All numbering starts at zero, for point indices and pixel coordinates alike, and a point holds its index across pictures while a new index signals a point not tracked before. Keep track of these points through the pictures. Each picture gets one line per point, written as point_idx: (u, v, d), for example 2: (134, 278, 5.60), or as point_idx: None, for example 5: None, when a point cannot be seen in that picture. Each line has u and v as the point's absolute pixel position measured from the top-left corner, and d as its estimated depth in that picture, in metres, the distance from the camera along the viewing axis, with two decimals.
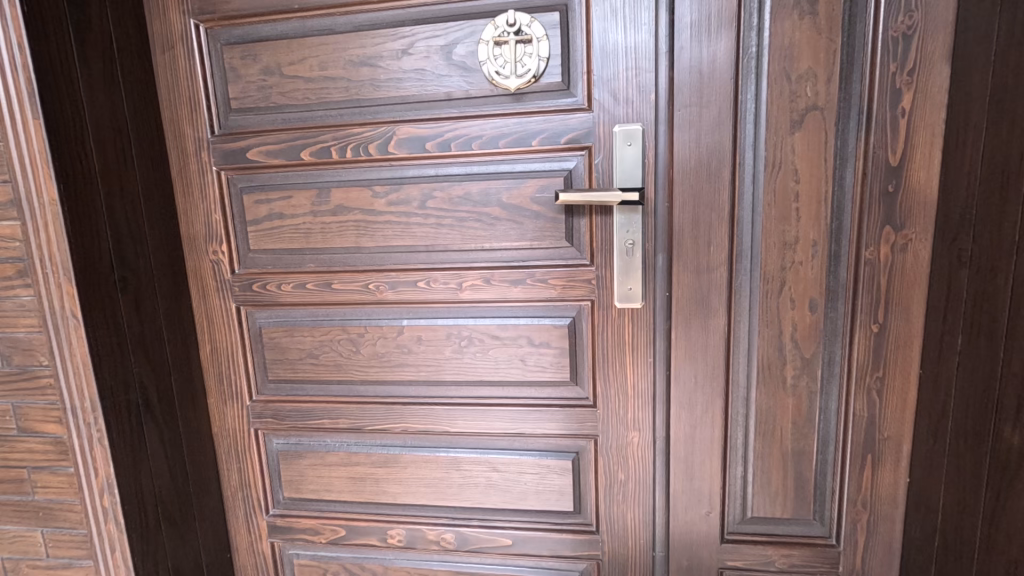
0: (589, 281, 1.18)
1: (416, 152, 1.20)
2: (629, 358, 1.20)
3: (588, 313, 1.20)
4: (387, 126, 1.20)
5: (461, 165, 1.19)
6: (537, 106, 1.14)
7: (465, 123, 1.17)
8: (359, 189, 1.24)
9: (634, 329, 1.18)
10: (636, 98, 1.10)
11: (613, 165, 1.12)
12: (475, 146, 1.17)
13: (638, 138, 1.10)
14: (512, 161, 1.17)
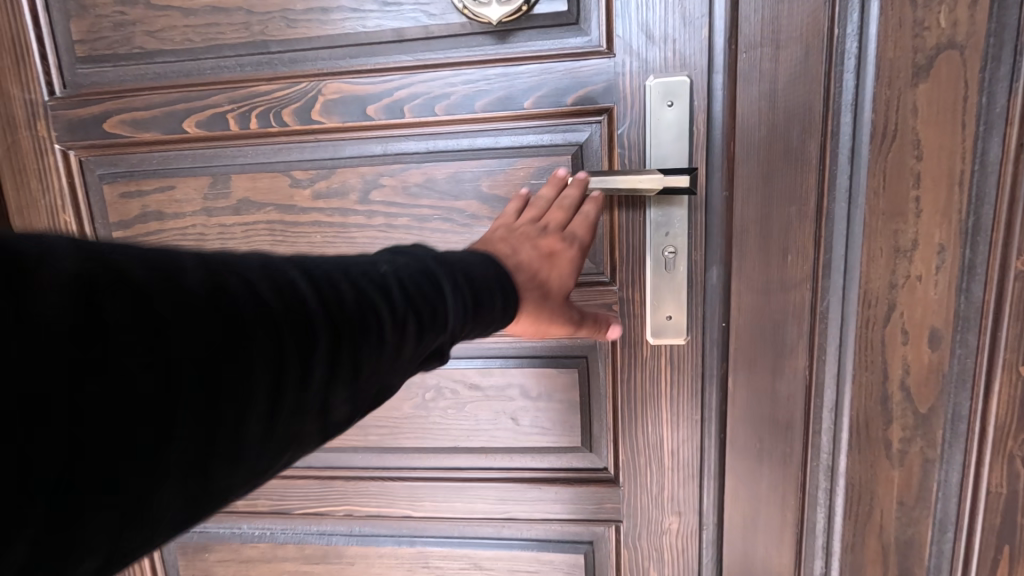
0: (610, 306, 0.82)
1: (352, 121, 0.82)
2: (665, 412, 0.84)
3: (608, 348, 0.84)
4: (309, 83, 0.81)
5: (421, 138, 0.82)
6: (530, 49, 0.77)
7: (424, 76, 0.79)
8: (272, 175, 0.85)
9: (674, 371, 0.83)
10: (678, 35, 0.74)
11: (646, 135, 0.76)
12: (439, 110, 0.80)
13: (684, 94, 0.74)
14: (495, 133, 0.80)
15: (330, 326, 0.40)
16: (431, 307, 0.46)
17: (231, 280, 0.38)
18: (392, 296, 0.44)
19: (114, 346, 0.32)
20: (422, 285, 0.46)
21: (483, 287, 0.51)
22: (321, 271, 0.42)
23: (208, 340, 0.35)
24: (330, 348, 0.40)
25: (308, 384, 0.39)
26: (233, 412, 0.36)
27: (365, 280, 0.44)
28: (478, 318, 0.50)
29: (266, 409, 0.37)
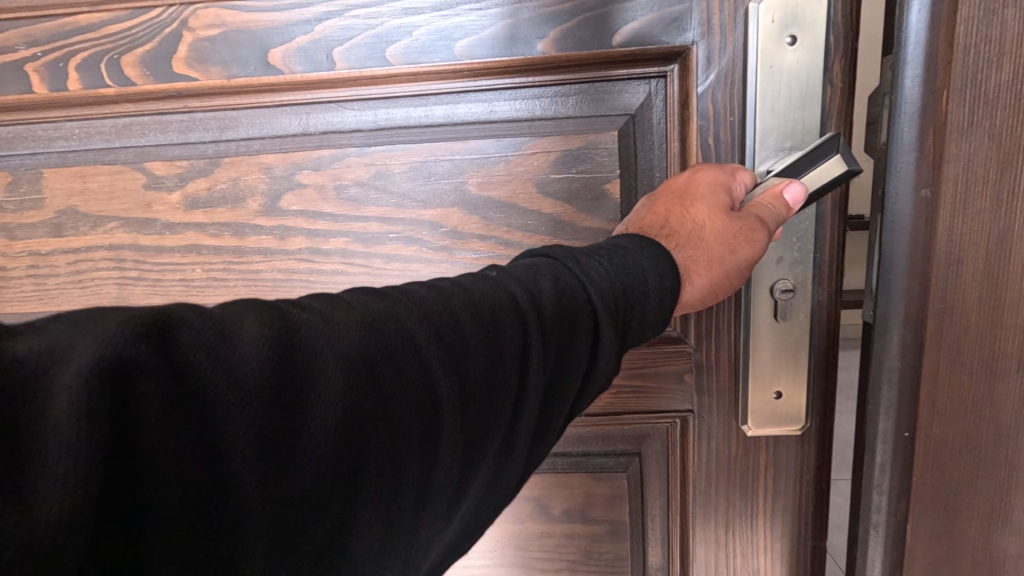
0: (681, 378, 0.52)
1: (247, 75, 0.48)
2: (762, 535, 0.54)
3: (675, 439, 0.53)
4: (165, 9, 0.47)
5: (367, 107, 0.49)
6: None
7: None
8: (115, 170, 0.51)
9: (780, 473, 0.53)
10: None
11: (745, 97, 0.46)
12: (396, 57, 0.47)
13: (818, 24, 0.43)
14: (489, 97, 0.49)
15: (492, 360, 0.31)
16: (586, 319, 0.35)
17: (353, 330, 0.28)
18: (547, 321, 0.34)
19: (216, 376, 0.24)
20: (581, 299, 0.36)
21: (653, 286, 0.38)
22: (473, 294, 0.33)
23: (339, 412, 0.26)
24: (481, 397, 0.31)
25: (446, 415, 0.29)
26: (372, 477, 0.27)
27: (523, 300, 0.34)
28: (629, 320, 0.37)
29: (398, 440, 0.28)
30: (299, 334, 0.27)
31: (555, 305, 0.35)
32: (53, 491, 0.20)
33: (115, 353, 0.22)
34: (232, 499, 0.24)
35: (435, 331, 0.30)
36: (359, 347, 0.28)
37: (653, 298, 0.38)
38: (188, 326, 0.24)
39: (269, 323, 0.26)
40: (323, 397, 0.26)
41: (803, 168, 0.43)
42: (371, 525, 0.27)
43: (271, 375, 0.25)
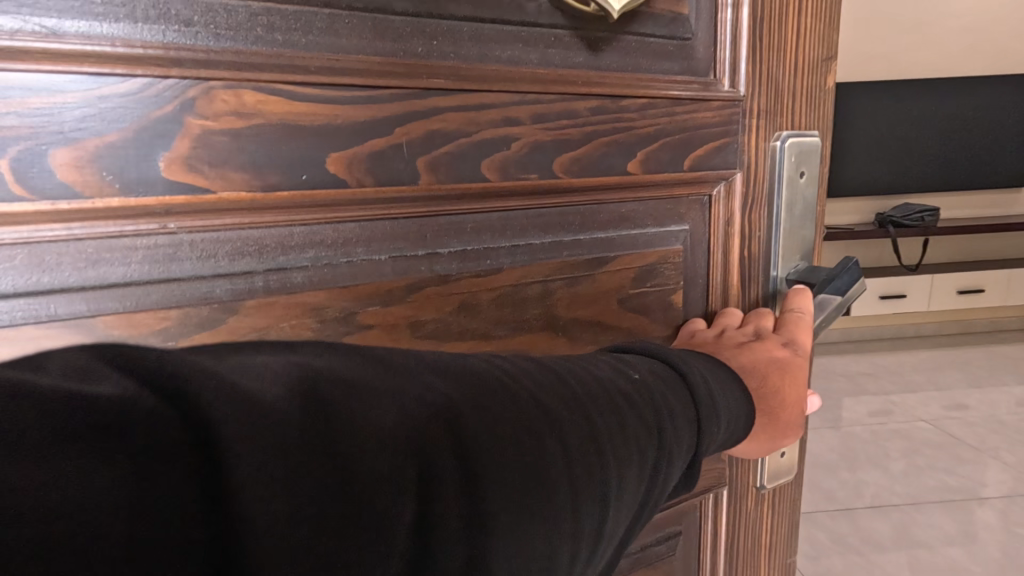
0: (719, 457, 0.57)
1: (292, 184, 0.37)
2: (767, 567, 0.64)
3: (708, 508, 0.59)
4: (153, 83, 0.32)
5: (443, 226, 0.42)
6: (637, 77, 0.45)
7: (454, 98, 0.39)
8: (29, 335, 0.32)
9: (778, 513, 0.64)
10: (807, 76, 0.53)
11: (773, 215, 0.54)
12: (484, 165, 0.41)
13: (816, 159, 0.55)
14: (569, 213, 0.46)
15: (647, 435, 0.36)
16: (686, 391, 0.40)
17: (548, 385, 0.34)
18: (675, 399, 0.39)
19: (467, 421, 0.30)
20: (683, 387, 0.40)
21: (724, 376, 0.44)
22: (633, 373, 0.39)
23: (547, 452, 0.31)
24: (639, 462, 0.35)
25: (614, 454, 0.34)
26: (570, 510, 0.31)
27: (644, 372, 0.39)
28: (727, 407, 0.42)
29: (587, 477, 0.32)
30: (536, 398, 0.33)
31: (664, 375, 0.40)
32: (363, 501, 0.25)
33: (407, 401, 0.29)
34: (474, 533, 0.27)
35: (617, 404, 0.36)
36: (573, 417, 0.33)
37: (726, 409, 0.42)
38: (470, 388, 0.31)
39: (496, 382, 0.32)
40: (538, 438, 0.31)
41: (846, 286, 0.54)
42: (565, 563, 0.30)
43: (503, 414, 0.31)
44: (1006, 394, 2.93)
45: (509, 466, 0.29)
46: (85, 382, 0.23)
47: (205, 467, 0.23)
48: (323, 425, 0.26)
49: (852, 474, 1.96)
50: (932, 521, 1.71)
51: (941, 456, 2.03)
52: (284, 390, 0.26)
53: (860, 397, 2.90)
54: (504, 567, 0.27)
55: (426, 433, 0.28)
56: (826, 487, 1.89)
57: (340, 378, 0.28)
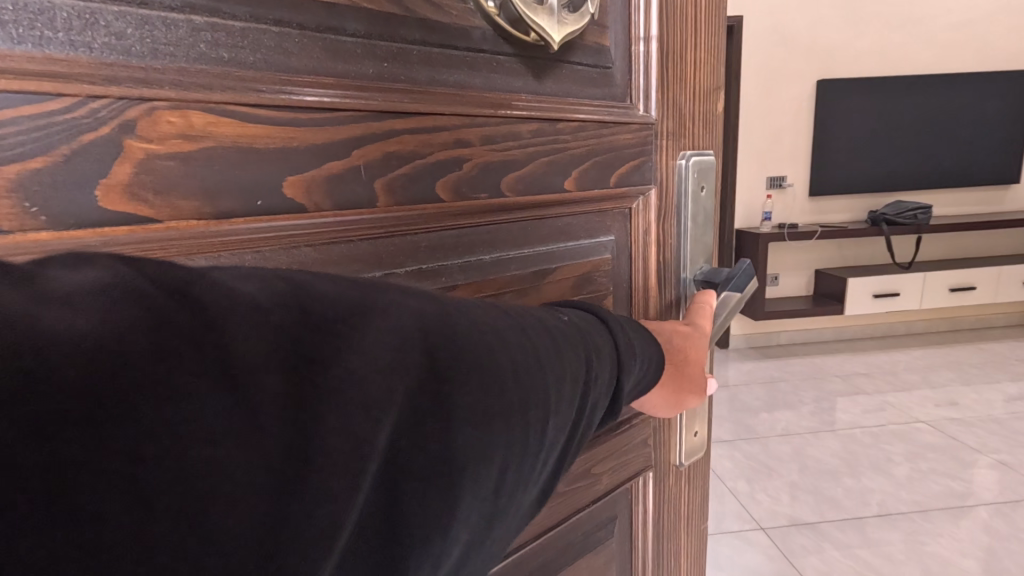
0: (645, 440, 0.56)
1: (248, 212, 0.35)
2: (686, 548, 0.64)
3: (637, 494, 0.57)
4: (88, 103, 0.29)
5: (402, 243, 0.41)
6: (573, 97, 0.44)
7: (412, 122, 0.39)
8: None
9: (693, 492, 0.63)
10: (699, 103, 0.55)
11: (681, 227, 0.56)
12: (438, 185, 0.41)
13: (712, 175, 0.57)
14: (514, 228, 0.45)
15: (579, 373, 0.38)
16: (611, 339, 0.41)
17: (515, 324, 0.36)
18: (604, 343, 0.40)
19: (438, 349, 0.31)
20: (608, 336, 0.41)
21: (646, 341, 0.45)
22: (568, 317, 0.40)
23: (505, 384, 0.33)
24: (570, 393, 0.37)
25: (564, 392, 0.36)
26: (516, 436, 0.34)
27: (590, 320, 0.42)
28: (639, 351, 0.43)
29: (535, 409, 0.35)
30: (490, 327, 0.35)
31: (591, 321, 0.42)
32: (337, 414, 0.27)
33: (386, 327, 0.30)
34: (424, 447, 0.30)
35: (560, 341, 0.37)
36: (520, 347, 0.35)
37: (640, 357, 0.43)
38: (442, 317, 0.33)
39: (467, 315, 0.34)
40: (499, 370, 0.33)
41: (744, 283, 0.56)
42: (503, 479, 0.34)
43: (471, 344, 0.33)
44: (997, 390, 2.97)
45: (468, 392, 0.32)
46: (75, 273, 0.24)
47: (198, 368, 0.24)
48: (309, 330, 0.28)
49: (856, 481, 2.10)
50: (939, 530, 1.81)
51: (943, 463, 2.21)
52: (273, 297, 0.28)
53: (850, 395, 2.94)
54: (450, 476, 0.31)
55: (400, 356, 0.30)
56: (831, 495, 2.02)
57: (326, 298, 0.29)
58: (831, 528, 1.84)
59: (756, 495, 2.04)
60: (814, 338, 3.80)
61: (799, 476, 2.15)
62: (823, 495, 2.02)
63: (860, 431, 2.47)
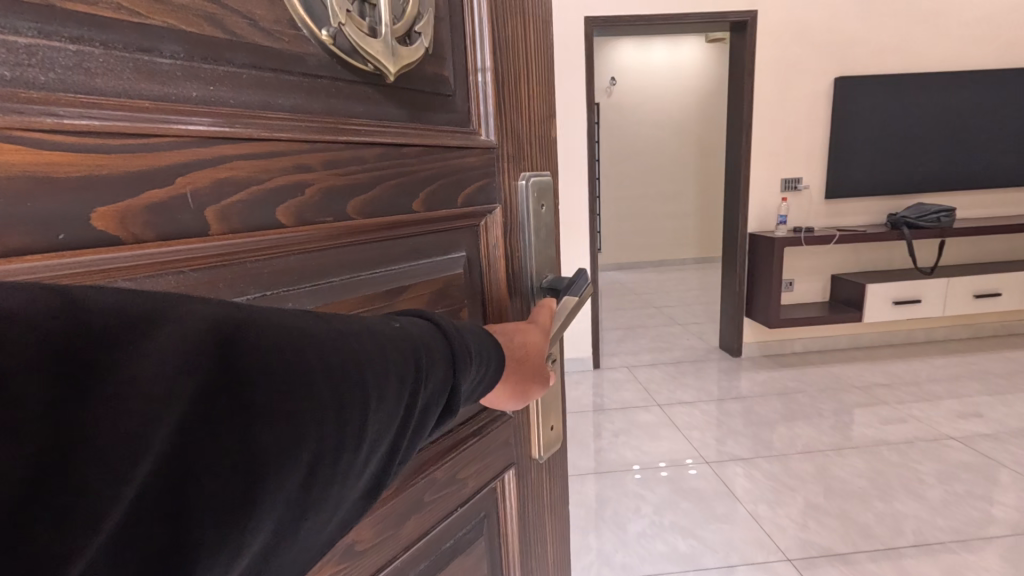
0: (505, 438, 0.52)
1: (42, 253, 0.25)
2: (552, 548, 0.60)
3: (502, 495, 0.52)
4: None
5: (241, 273, 0.33)
6: (404, 128, 0.39)
7: (247, 146, 0.32)
8: None
9: (552, 488, 0.59)
10: (536, 126, 0.51)
11: (526, 245, 0.52)
12: (279, 212, 0.34)
13: (550, 191, 0.53)
14: (362, 248, 0.39)
15: (407, 374, 0.34)
16: (450, 347, 0.38)
17: (332, 328, 0.32)
18: (439, 346, 0.37)
19: (231, 360, 0.27)
20: (442, 340, 0.38)
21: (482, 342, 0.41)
22: (400, 322, 0.36)
23: (313, 396, 0.29)
24: (393, 402, 0.33)
25: (384, 402, 0.33)
26: (325, 452, 0.30)
27: (426, 324, 0.38)
28: (482, 358, 0.40)
29: (348, 422, 0.31)
30: (302, 326, 0.31)
31: (430, 330, 0.38)
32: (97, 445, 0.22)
33: (172, 337, 0.25)
34: (207, 471, 0.25)
35: (384, 341, 0.34)
36: (337, 347, 0.31)
37: (482, 365, 0.40)
38: (241, 323, 0.28)
39: (275, 319, 0.30)
40: (307, 381, 0.29)
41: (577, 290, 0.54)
42: (305, 503, 0.29)
43: (274, 353, 0.28)
44: None
45: (266, 404, 0.28)
46: None
47: None
48: (97, 332, 0.23)
49: (887, 506, 2.00)
50: (980, 560, 1.71)
51: (979, 484, 2.10)
52: (27, 305, 0.21)
53: (871, 406, 2.83)
54: (238, 504, 0.26)
55: (183, 368, 0.25)
56: (861, 521, 1.92)
57: (96, 303, 0.23)
58: (866, 560, 1.74)
59: (779, 520, 1.94)
60: (828, 345, 3.66)
61: (825, 499, 2.05)
62: (854, 521, 1.92)
63: (889, 449, 2.38)
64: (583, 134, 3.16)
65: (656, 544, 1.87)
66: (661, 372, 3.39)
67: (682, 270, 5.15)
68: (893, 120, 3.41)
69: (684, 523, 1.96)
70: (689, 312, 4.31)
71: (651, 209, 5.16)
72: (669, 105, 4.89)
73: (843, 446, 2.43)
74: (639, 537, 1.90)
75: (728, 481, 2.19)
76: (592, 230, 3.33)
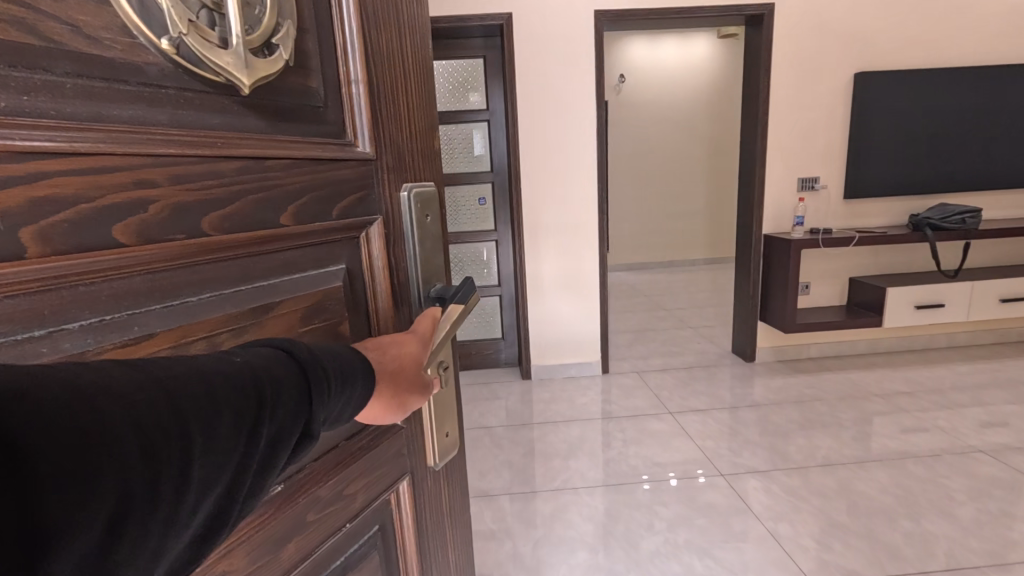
0: (398, 447, 0.50)
1: None
2: (454, 555, 0.59)
3: (397, 508, 0.50)
4: None
5: (68, 300, 0.29)
6: (257, 134, 0.37)
7: (74, 160, 0.28)
8: None
9: (453, 495, 0.58)
10: (418, 137, 0.51)
11: (411, 256, 0.51)
12: (116, 229, 0.30)
13: (435, 201, 0.53)
14: (220, 266, 0.36)
15: (246, 416, 0.32)
16: (305, 377, 0.36)
17: (145, 374, 0.29)
18: (290, 378, 0.35)
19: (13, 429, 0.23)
20: (296, 375, 0.36)
21: (348, 365, 0.39)
22: (244, 356, 0.34)
23: (121, 453, 0.26)
24: (225, 444, 0.31)
25: (215, 446, 0.30)
26: (136, 508, 0.27)
27: (273, 355, 0.35)
28: (342, 387, 0.38)
29: (168, 473, 0.28)
30: (110, 379, 0.27)
31: (278, 361, 0.35)
32: None
33: None
34: None
35: (219, 379, 0.32)
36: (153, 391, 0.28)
37: (341, 393, 0.38)
38: (20, 385, 0.24)
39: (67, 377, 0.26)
40: (114, 438, 0.26)
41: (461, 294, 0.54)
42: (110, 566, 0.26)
43: (69, 414, 0.25)
44: None
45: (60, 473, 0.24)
46: None
47: None
48: None
49: (916, 525, 1.91)
50: None
51: (1011, 500, 2.02)
52: None
53: (891, 416, 2.73)
54: None
55: None
56: (890, 542, 1.84)
57: None
58: None
59: (801, 540, 1.87)
60: (845, 350, 3.55)
61: (849, 517, 1.97)
62: (882, 542, 1.84)
63: (916, 465, 2.27)
64: (592, 135, 3.11)
65: (671, 564, 1.80)
66: (672, 378, 3.32)
67: (694, 271, 5.06)
68: (916, 116, 3.27)
69: (700, 541, 1.90)
70: (700, 314, 4.24)
71: (663, 209, 5.07)
72: (679, 102, 4.81)
73: (864, 460, 2.33)
74: (653, 556, 1.84)
75: (746, 496, 2.12)
76: (600, 233, 3.27)
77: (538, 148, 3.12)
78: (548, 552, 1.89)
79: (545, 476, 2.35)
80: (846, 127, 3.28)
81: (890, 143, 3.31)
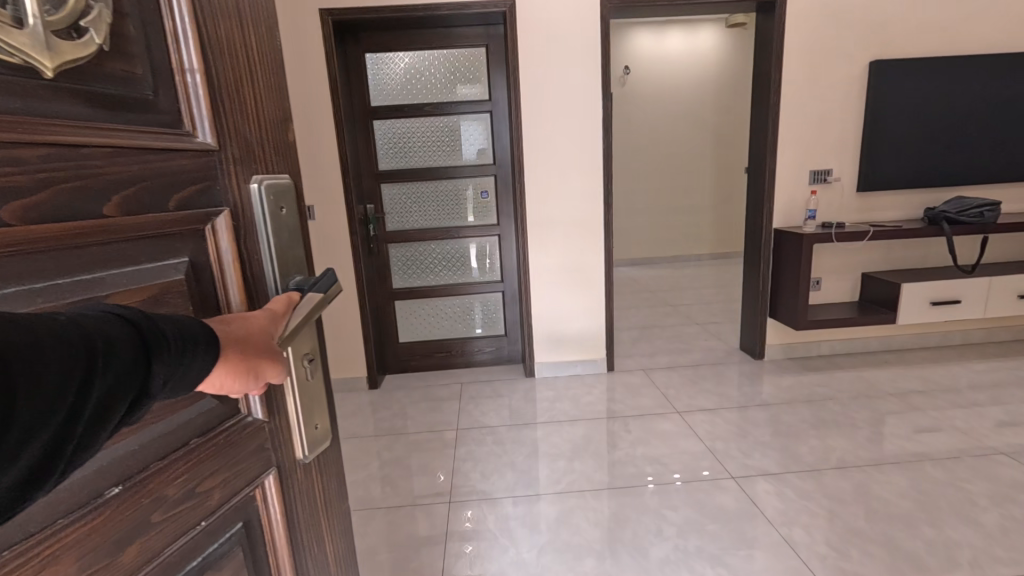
0: (261, 442, 0.50)
1: None
2: (331, 547, 0.59)
3: (263, 502, 0.50)
4: None
5: None
6: (75, 122, 0.36)
7: None
8: None
9: (327, 488, 0.58)
10: (269, 128, 0.51)
11: (265, 247, 0.50)
12: None
13: (292, 194, 0.53)
14: (36, 253, 0.34)
15: (66, 370, 0.31)
16: (141, 341, 0.35)
17: None
18: (122, 338, 0.34)
19: None
20: (132, 336, 0.34)
21: (194, 335, 0.38)
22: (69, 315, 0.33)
23: None
24: (41, 396, 0.30)
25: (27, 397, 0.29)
26: None
27: (105, 317, 0.34)
28: (188, 354, 0.37)
29: None
30: None
31: (109, 321, 0.34)
32: None
33: None
34: None
35: (36, 332, 0.30)
36: None
37: (187, 362, 0.37)
38: None
39: None
40: None
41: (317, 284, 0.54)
42: None
43: None
44: None
45: None
46: None
47: None
48: None
49: (938, 532, 1.85)
50: None
51: None
52: None
53: (905, 415, 2.65)
54: None
55: None
56: (911, 551, 1.77)
57: None
58: None
59: (817, 547, 1.82)
60: (857, 348, 3.46)
61: (867, 523, 1.91)
62: (902, 550, 1.77)
63: (934, 468, 2.19)
64: (597, 129, 3.06)
65: (681, 572, 1.76)
66: (679, 376, 3.26)
67: (702, 265, 4.99)
68: (933, 105, 3.14)
69: (712, 549, 1.85)
70: (707, 311, 4.16)
71: (672, 204, 4.99)
72: (685, 94, 4.73)
73: (876, 462, 2.26)
74: (662, 564, 1.80)
75: (757, 500, 2.07)
76: (606, 228, 3.22)
77: (542, 144, 3.08)
78: (553, 558, 1.86)
79: (550, 478, 2.32)
80: (858, 118, 3.17)
81: (906, 134, 3.19)
